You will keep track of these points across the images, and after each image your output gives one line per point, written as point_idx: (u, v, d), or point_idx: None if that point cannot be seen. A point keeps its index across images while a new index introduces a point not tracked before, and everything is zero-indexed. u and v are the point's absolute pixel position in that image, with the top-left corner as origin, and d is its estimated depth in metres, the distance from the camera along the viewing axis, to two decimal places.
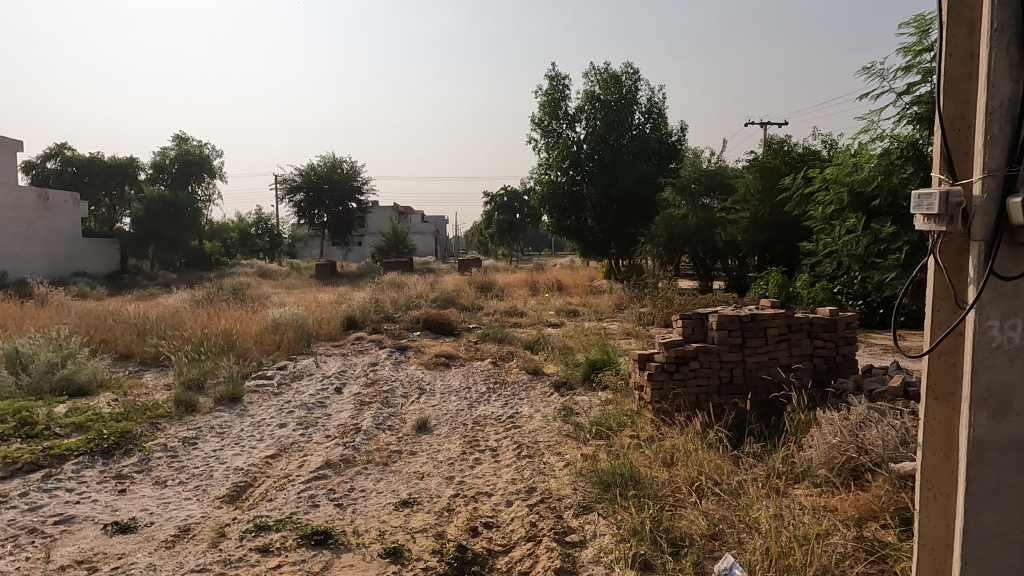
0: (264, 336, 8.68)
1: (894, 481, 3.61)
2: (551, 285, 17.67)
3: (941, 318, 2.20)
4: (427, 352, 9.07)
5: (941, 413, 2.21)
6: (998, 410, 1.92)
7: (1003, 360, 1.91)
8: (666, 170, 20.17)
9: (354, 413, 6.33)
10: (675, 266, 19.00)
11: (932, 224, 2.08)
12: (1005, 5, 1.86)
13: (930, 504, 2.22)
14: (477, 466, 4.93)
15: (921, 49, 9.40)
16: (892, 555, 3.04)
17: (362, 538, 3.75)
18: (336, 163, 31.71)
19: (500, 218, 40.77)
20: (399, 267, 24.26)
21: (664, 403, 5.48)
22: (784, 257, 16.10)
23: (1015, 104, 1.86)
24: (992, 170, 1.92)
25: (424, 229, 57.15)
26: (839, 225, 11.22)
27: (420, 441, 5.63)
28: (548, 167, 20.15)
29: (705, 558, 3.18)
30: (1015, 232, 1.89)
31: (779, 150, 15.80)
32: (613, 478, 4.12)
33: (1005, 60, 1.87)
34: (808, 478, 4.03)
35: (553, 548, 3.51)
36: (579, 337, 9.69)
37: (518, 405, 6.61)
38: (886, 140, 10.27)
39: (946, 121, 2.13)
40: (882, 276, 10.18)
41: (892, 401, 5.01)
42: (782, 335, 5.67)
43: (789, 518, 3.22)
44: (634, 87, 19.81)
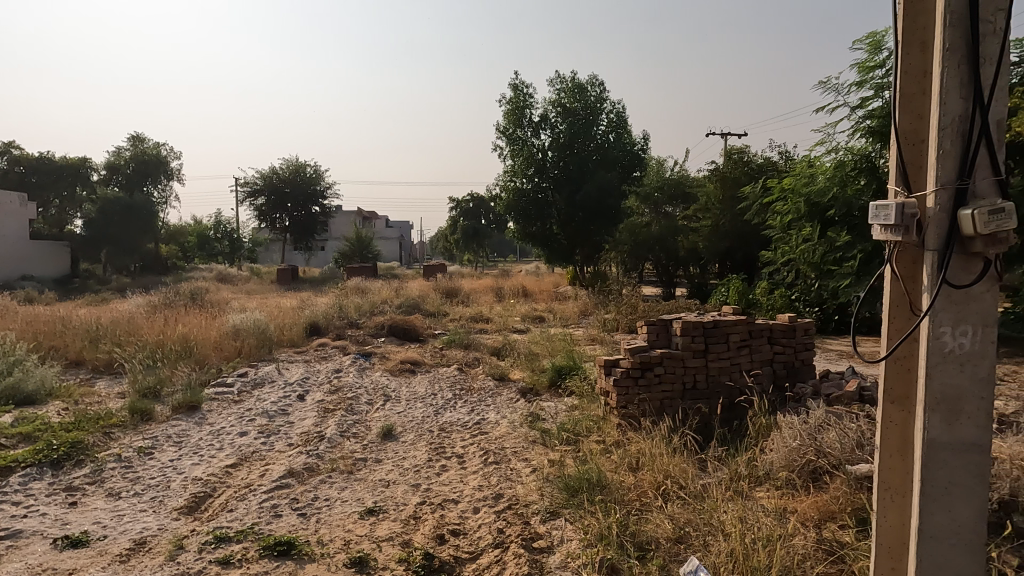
0: (223, 343, 8.45)
1: (851, 482, 3.70)
2: (516, 292, 17.73)
3: (896, 325, 2.27)
4: (392, 358, 9.00)
5: (897, 417, 2.29)
6: (949, 413, 2.00)
7: (954, 365, 1.99)
8: (630, 179, 20.36)
9: (317, 421, 6.22)
10: (639, 272, 19.31)
11: (888, 234, 2.16)
12: (957, 25, 1.94)
13: (886, 504, 2.31)
14: (444, 473, 4.91)
15: (873, 65, 9.79)
16: (851, 555, 3.13)
17: (327, 548, 3.68)
18: (299, 166, 31.20)
19: (465, 224, 40.54)
20: (362, 272, 24.03)
21: (629, 409, 5.53)
22: (744, 265, 16.50)
23: (965, 122, 1.95)
24: (945, 183, 1.99)
25: (389, 235, 56.83)
26: (797, 234, 11.63)
27: (384, 448, 5.57)
28: (513, 174, 20.03)
29: (671, 561, 3.24)
30: (966, 243, 1.96)
31: (738, 161, 16.24)
32: (580, 483, 4.16)
33: (957, 78, 1.95)
34: (768, 481, 4.12)
35: (520, 554, 3.50)
36: (544, 343, 9.73)
37: (485, 411, 6.61)
38: (840, 152, 10.63)
39: (902, 136, 2.22)
40: (837, 283, 10.57)
41: (848, 404, 5.16)
42: (743, 341, 5.80)
43: (752, 520, 3.30)
44: (598, 97, 19.97)
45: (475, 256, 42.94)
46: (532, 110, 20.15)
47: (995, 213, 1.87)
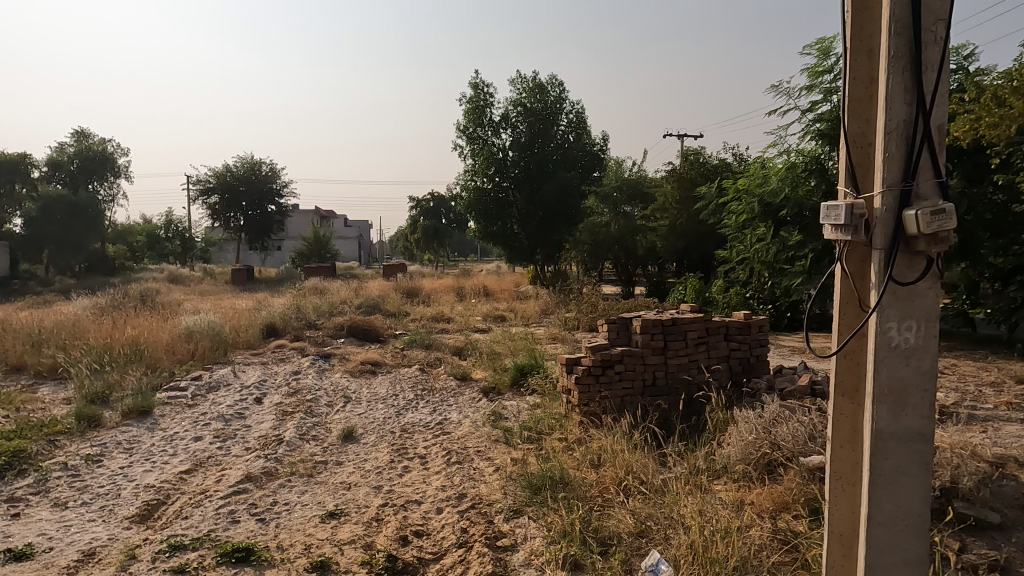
0: (176, 345, 8.21)
1: (804, 474, 3.82)
2: (477, 292, 17.72)
3: (847, 320, 2.36)
4: (352, 359, 8.88)
5: (847, 409, 2.38)
6: (896, 405, 2.09)
7: (900, 359, 2.08)
8: (589, 179, 20.51)
9: (275, 425, 6.09)
10: (599, 271, 19.54)
11: (838, 234, 2.24)
12: (901, 34, 2.02)
13: (838, 493, 2.40)
14: (407, 474, 4.88)
15: (822, 70, 10.12)
16: (804, 543, 3.24)
17: (286, 553, 3.61)
18: (254, 164, 30.46)
19: (426, 224, 40.24)
20: (321, 272, 23.61)
21: (591, 406, 5.59)
22: (700, 264, 16.87)
23: (908, 126, 2.04)
24: (890, 184, 2.08)
25: (347, 234, 55.90)
26: (751, 233, 11.94)
27: (345, 450, 5.49)
28: (474, 173, 19.92)
29: (633, 555, 3.31)
30: (910, 242, 2.06)
31: (694, 162, 16.60)
32: (542, 481, 4.19)
33: (901, 84, 2.03)
34: (725, 474, 4.24)
35: (484, 553, 3.51)
36: (506, 342, 9.75)
37: (447, 411, 6.58)
38: (792, 155, 10.97)
39: (851, 139, 2.30)
40: (790, 281, 11.00)
41: (801, 399, 5.33)
42: (701, 338, 5.93)
43: (710, 512, 3.38)
44: (558, 97, 19.95)
45: (436, 257, 42.72)
46: (492, 109, 20.08)
47: (936, 214, 1.97)
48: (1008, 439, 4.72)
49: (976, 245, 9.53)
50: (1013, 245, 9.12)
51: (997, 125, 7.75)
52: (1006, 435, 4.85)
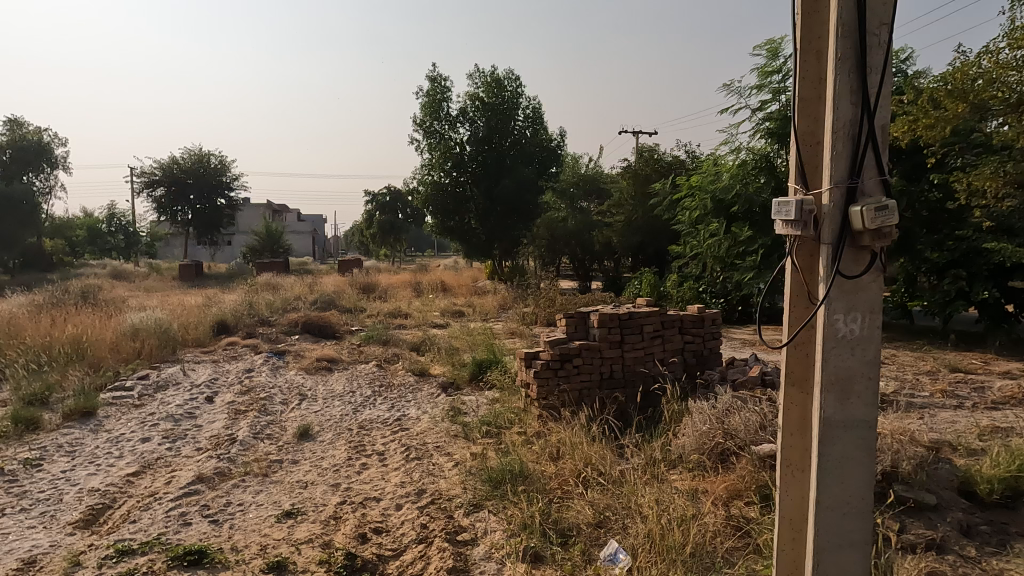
0: (120, 343, 7.90)
1: (755, 461, 3.95)
2: (434, 287, 17.63)
3: (796, 313, 2.44)
4: (308, 356, 8.72)
5: (797, 398, 2.47)
6: (842, 393, 2.17)
7: (847, 349, 2.17)
8: (547, 174, 20.58)
9: (228, 424, 5.94)
10: (556, 267, 19.69)
11: (789, 229, 2.32)
12: (847, 37, 2.10)
13: (788, 479, 2.48)
14: (365, 471, 4.82)
15: (771, 70, 10.42)
16: (756, 529, 3.35)
17: (242, 554, 3.53)
18: (202, 156, 29.47)
19: (382, 218, 39.73)
20: (273, 267, 23.05)
21: (550, 400, 5.64)
22: (655, 259, 17.18)
23: (854, 125, 2.12)
24: (838, 182, 2.17)
25: (301, 229, 54.72)
26: (704, 229, 12.22)
27: (301, 449, 5.40)
28: (431, 168, 19.74)
29: (592, 545, 3.36)
30: (856, 238, 2.14)
31: (649, 158, 16.88)
32: (502, 475, 4.21)
33: (847, 85, 2.11)
34: (681, 464, 4.34)
35: (445, 548, 3.50)
36: (464, 337, 9.73)
37: (405, 407, 6.54)
38: (743, 152, 11.25)
39: (801, 138, 2.38)
40: (741, 276, 11.32)
41: (752, 389, 5.50)
42: (656, 332, 6.04)
43: (667, 502, 3.46)
44: (515, 92, 19.90)
45: (392, 252, 42.27)
46: (450, 104, 19.94)
47: (880, 211, 2.06)
48: (943, 425, 4.98)
49: (913, 241, 10.00)
50: (947, 240, 9.59)
51: (933, 126, 8.15)
52: (941, 421, 5.12)
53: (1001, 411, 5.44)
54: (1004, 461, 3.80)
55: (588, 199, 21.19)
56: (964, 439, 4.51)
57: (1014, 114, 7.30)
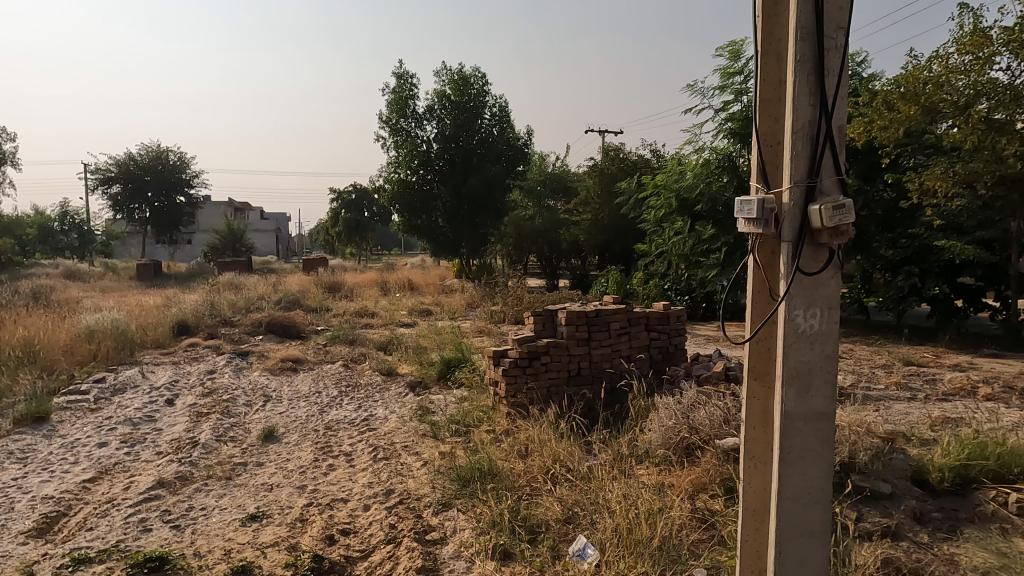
0: (75, 346, 7.65)
1: (720, 455, 4.03)
2: (402, 285, 17.50)
3: (759, 308, 2.50)
4: (272, 356, 8.56)
5: (760, 392, 2.52)
6: (802, 386, 2.23)
7: (806, 344, 2.23)
8: (514, 173, 20.61)
9: (189, 426, 5.80)
10: (524, 265, 19.74)
11: (751, 227, 2.37)
12: (806, 40, 2.15)
13: (751, 471, 2.54)
14: (332, 472, 4.77)
15: (733, 72, 10.63)
16: (720, 521, 3.43)
17: (205, 559, 3.46)
18: (160, 153, 28.63)
19: (347, 217, 39.19)
20: (235, 266, 22.56)
21: (518, 397, 5.65)
22: (621, 257, 17.37)
23: (811, 126, 2.18)
24: (797, 181, 2.22)
25: (265, 228, 53.67)
26: (669, 227, 12.40)
27: (266, 451, 5.31)
28: (397, 165, 19.57)
29: (560, 541, 3.39)
30: (815, 236, 2.21)
31: (615, 157, 17.05)
32: (471, 473, 4.22)
33: (806, 86, 2.17)
34: (647, 458, 4.41)
35: (414, 548, 3.49)
36: (432, 336, 9.69)
37: (373, 407, 6.48)
38: (706, 152, 11.45)
39: (761, 137, 2.44)
40: (705, 274, 11.51)
41: (717, 384, 5.61)
42: (622, 329, 6.11)
43: (634, 496, 3.51)
44: (482, 90, 19.89)
45: (357, 251, 41.79)
46: (416, 101, 19.82)
47: (837, 209, 2.12)
48: (898, 417, 5.16)
49: (869, 239, 10.32)
50: (901, 238, 9.93)
51: (887, 128, 8.40)
52: (895, 413, 5.31)
53: (950, 402, 5.66)
54: (954, 449, 3.97)
55: None
56: (917, 430, 4.68)
57: (963, 117, 7.55)
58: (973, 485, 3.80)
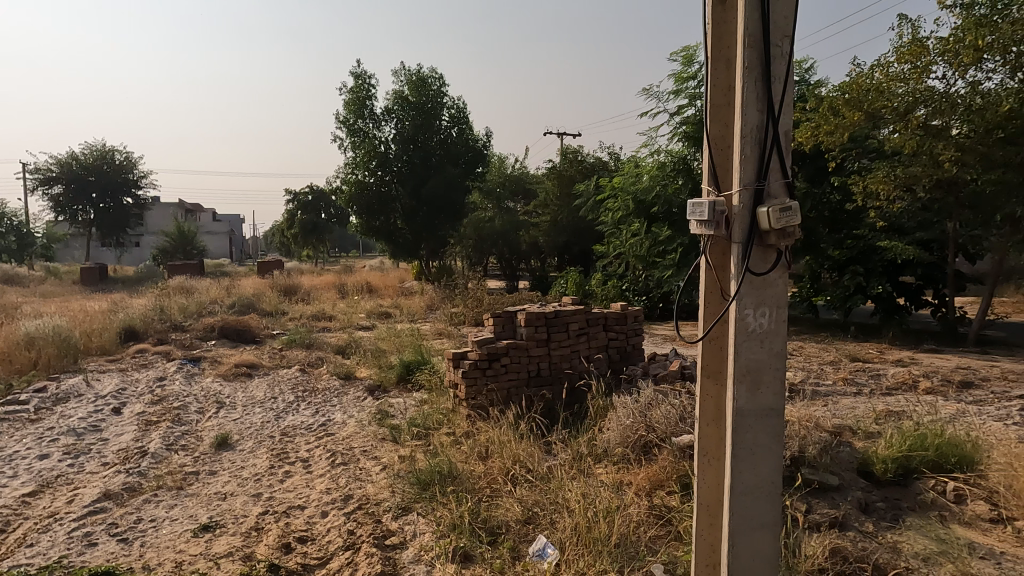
0: (12, 355, 7.33)
1: (676, 453, 4.10)
2: (360, 288, 17.28)
3: (711, 308, 2.56)
4: (225, 362, 8.34)
5: (712, 390, 2.59)
6: (753, 383, 2.30)
7: (756, 342, 2.30)
8: (473, 174, 20.57)
9: (138, 436, 5.60)
10: (483, 266, 19.72)
11: (703, 229, 2.43)
12: (753, 47, 2.22)
13: (706, 467, 2.60)
14: (288, 479, 4.67)
15: (687, 76, 10.86)
16: (676, 517, 3.50)
17: (155, 572, 3.35)
18: (105, 152, 27.59)
19: (304, 218, 38.47)
20: (186, 270, 21.87)
21: (478, 399, 5.65)
22: (580, 258, 17.54)
23: (760, 131, 2.25)
24: (746, 184, 2.29)
25: (217, 230, 52.21)
26: (626, 229, 12.58)
27: (220, 459, 5.17)
28: (355, 166, 19.30)
29: (520, 542, 3.41)
30: (763, 237, 2.27)
31: (573, 160, 17.23)
32: (431, 476, 4.19)
33: (754, 92, 2.23)
34: (606, 457, 4.47)
35: (373, 554, 3.45)
36: (391, 339, 9.60)
37: (330, 412, 6.38)
38: (662, 155, 11.67)
39: (712, 141, 2.50)
40: (661, 274, 11.72)
41: (673, 383, 5.72)
42: (581, 329, 6.17)
43: (593, 495, 3.54)
44: (440, 91, 19.81)
45: (314, 252, 41.06)
46: (374, 102, 19.60)
47: (784, 211, 2.19)
48: (844, 411, 5.36)
49: (817, 239, 10.68)
50: (847, 240, 10.32)
51: (833, 133, 8.69)
52: (842, 407, 5.51)
53: (894, 396, 5.91)
54: (897, 441, 4.15)
55: (515, 199, 21.37)
56: (863, 423, 4.87)
57: (903, 123, 7.98)
58: (914, 476, 3.99)
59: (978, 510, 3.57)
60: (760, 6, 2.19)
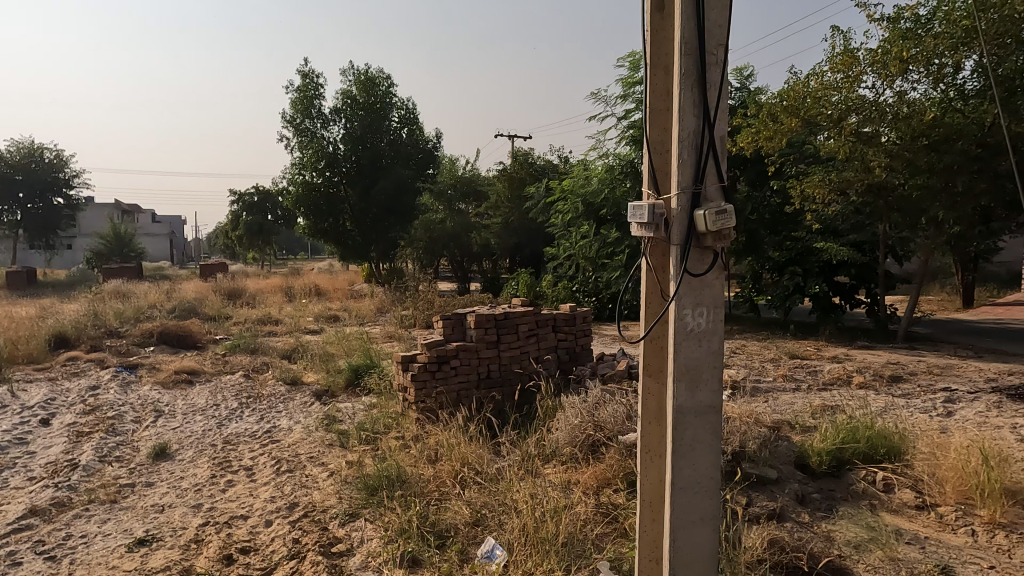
0: None
1: (622, 451, 4.17)
2: (308, 291, 16.91)
3: (651, 309, 2.62)
4: (165, 368, 8.04)
5: (654, 388, 2.65)
6: (691, 381, 2.36)
7: (694, 341, 2.36)
8: (424, 176, 20.44)
9: (68, 448, 5.34)
10: (434, 268, 19.60)
11: (643, 231, 2.49)
12: (689, 55, 2.28)
13: (648, 464, 2.66)
14: (231, 488, 4.54)
15: (633, 81, 11.08)
16: (622, 513, 3.57)
17: None
18: (33, 150, 26.18)
19: (249, 220, 37.39)
20: (122, 273, 20.94)
21: (427, 402, 5.60)
22: (531, 260, 17.64)
23: (697, 136, 2.31)
24: (684, 188, 2.35)
25: (157, 231, 50.22)
26: (576, 231, 12.73)
27: (157, 470, 4.97)
28: (302, 167, 18.88)
29: (469, 544, 3.41)
30: (700, 239, 2.34)
31: (524, 162, 17.34)
32: (379, 481, 4.14)
33: (691, 99, 2.30)
34: (555, 457, 4.51)
35: (318, 562, 3.38)
36: (340, 342, 9.44)
37: (276, 418, 6.22)
38: (610, 158, 11.85)
39: (652, 145, 2.56)
40: (610, 275, 11.91)
41: (620, 382, 5.83)
42: (531, 330, 6.20)
43: (541, 495, 3.57)
44: (389, 92, 19.64)
45: (260, 255, 39.96)
46: (322, 101, 19.25)
47: (720, 214, 2.26)
48: (783, 406, 5.57)
49: (759, 241, 11.04)
50: (786, 241, 10.71)
51: (772, 138, 9.03)
52: (782, 403, 5.71)
53: (829, 391, 6.16)
54: (831, 434, 4.33)
55: None
56: (801, 418, 5.06)
57: (837, 130, 8.36)
58: (847, 467, 4.17)
59: (904, 497, 3.77)
60: (696, 14, 2.26)
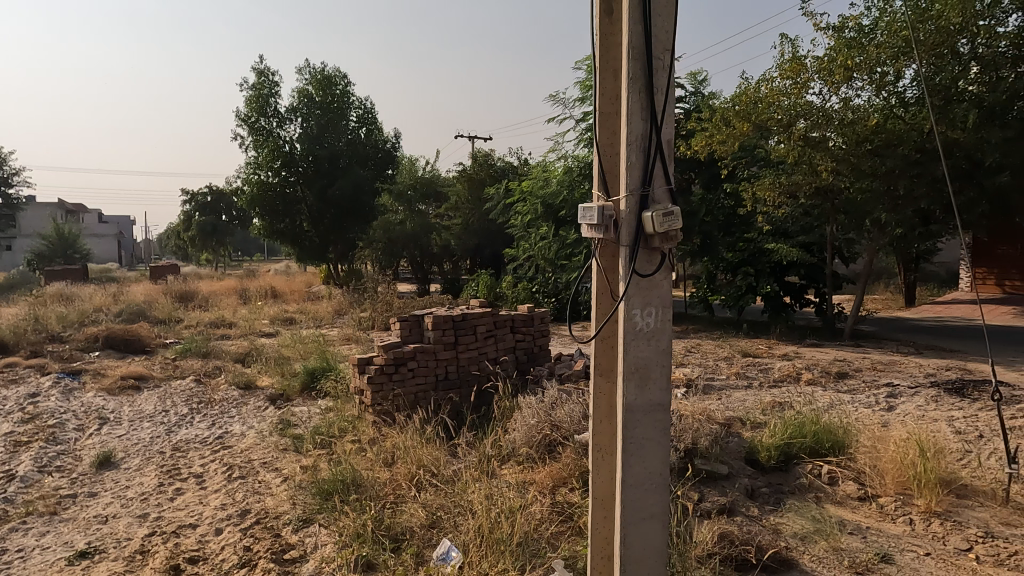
0: None
1: (578, 450, 4.21)
2: (263, 293, 16.55)
3: (602, 310, 2.66)
4: (110, 374, 7.76)
5: (605, 388, 2.68)
6: (640, 380, 2.40)
7: (644, 340, 2.40)
8: (383, 176, 20.24)
9: (4, 458, 5.10)
10: (394, 269, 19.44)
11: (593, 233, 2.52)
12: (637, 59, 2.32)
13: (599, 463, 2.69)
14: (179, 497, 4.41)
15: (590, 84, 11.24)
16: (577, 512, 3.60)
17: None
18: None
19: (202, 220, 36.38)
20: (66, 275, 20.10)
21: (384, 405, 5.54)
22: (491, 261, 17.65)
23: (645, 138, 2.35)
24: (632, 190, 2.39)
25: (104, 232, 48.41)
26: (535, 232, 12.80)
27: (101, 479, 4.80)
28: (257, 166, 18.47)
29: (424, 546, 3.39)
30: (649, 240, 2.38)
31: (483, 163, 17.36)
32: (333, 485, 4.09)
33: (639, 102, 2.34)
34: (511, 458, 4.52)
35: (270, 569, 3.32)
36: (295, 345, 9.27)
37: (228, 424, 6.07)
38: (569, 159, 11.97)
39: (602, 149, 2.59)
40: (569, 276, 12.00)
41: (577, 382, 5.88)
42: (488, 331, 6.21)
43: (497, 496, 3.57)
44: (346, 91, 19.40)
45: (213, 256, 38.91)
46: (277, 100, 18.88)
47: (666, 216, 2.31)
48: (735, 403, 5.71)
49: (713, 242, 11.30)
50: (739, 242, 10.97)
51: (725, 142, 9.31)
52: (734, 400, 5.85)
53: (779, 388, 6.35)
54: (779, 429, 4.45)
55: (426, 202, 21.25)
56: (752, 415, 5.19)
57: (787, 134, 8.59)
58: (794, 461, 4.30)
59: (848, 489, 3.91)
60: (643, 18, 2.30)
